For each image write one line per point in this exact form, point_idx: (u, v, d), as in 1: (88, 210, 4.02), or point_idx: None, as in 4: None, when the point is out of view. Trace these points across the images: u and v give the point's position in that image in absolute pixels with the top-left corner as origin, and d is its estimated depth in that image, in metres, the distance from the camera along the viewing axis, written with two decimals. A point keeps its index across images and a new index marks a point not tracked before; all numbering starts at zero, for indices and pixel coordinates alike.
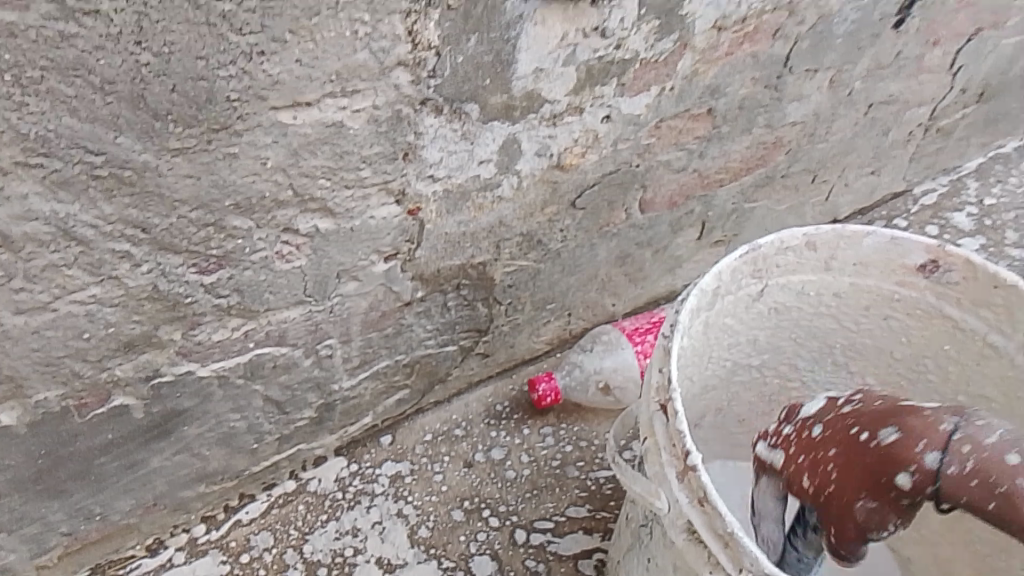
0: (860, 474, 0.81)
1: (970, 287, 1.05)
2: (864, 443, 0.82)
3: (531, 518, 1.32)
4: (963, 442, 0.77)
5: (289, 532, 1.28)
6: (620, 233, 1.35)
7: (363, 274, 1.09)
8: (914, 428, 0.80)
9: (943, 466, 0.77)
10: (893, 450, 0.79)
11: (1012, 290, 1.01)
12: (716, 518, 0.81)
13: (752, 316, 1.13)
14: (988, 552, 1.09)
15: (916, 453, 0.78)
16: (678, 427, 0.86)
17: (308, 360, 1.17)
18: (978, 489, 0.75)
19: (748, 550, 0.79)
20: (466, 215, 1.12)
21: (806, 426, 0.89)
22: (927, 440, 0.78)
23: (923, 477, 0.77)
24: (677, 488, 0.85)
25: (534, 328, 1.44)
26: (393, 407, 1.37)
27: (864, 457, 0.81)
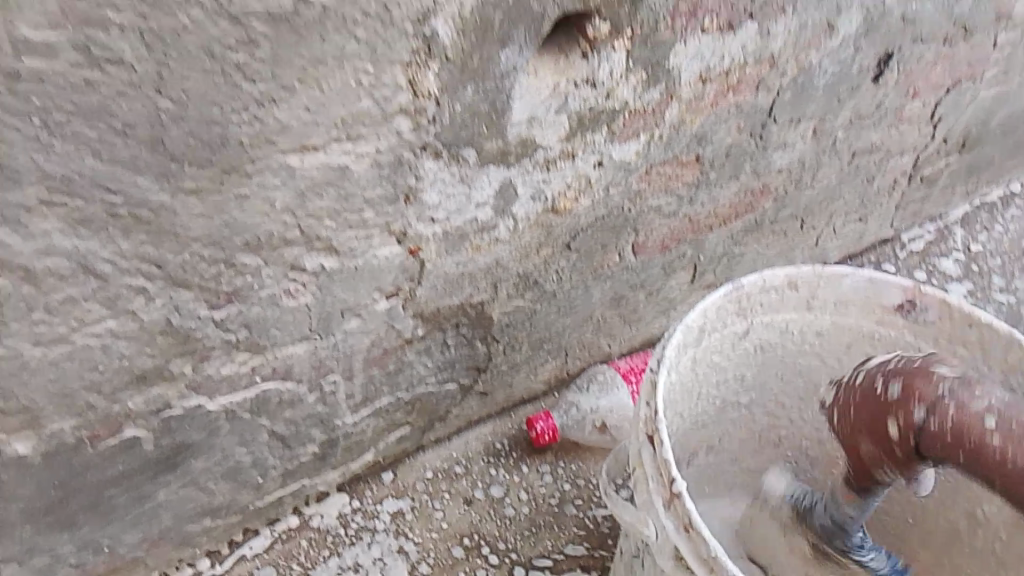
0: (869, 417, 0.92)
1: (946, 326, 1.10)
2: (874, 388, 0.92)
3: (530, 555, 1.36)
4: (948, 400, 0.85)
5: (292, 566, 1.31)
6: (614, 275, 1.40)
7: (366, 311, 1.14)
8: (916, 383, 0.88)
9: (925, 419, 0.86)
10: (894, 401, 0.89)
11: (987, 328, 1.06)
12: (701, 544, 0.85)
13: (737, 353, 1.17)
14: None
15: (908, 406, 0.88)
16: (664, 457, 0.90)
17: (312, 395, 1.21)
18: (947, 444, 0.85)
19: (731, 574, 0.83)
20: (464, 256, 1.18)
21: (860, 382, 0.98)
22: (919, 395, 0.87)
23: (908, 426, 0.88)
24: (664, 516, 0.89)
25: (532, 367, 1.49)
26: (395, 444, 1.42)
27: (873, 404, 0.92)
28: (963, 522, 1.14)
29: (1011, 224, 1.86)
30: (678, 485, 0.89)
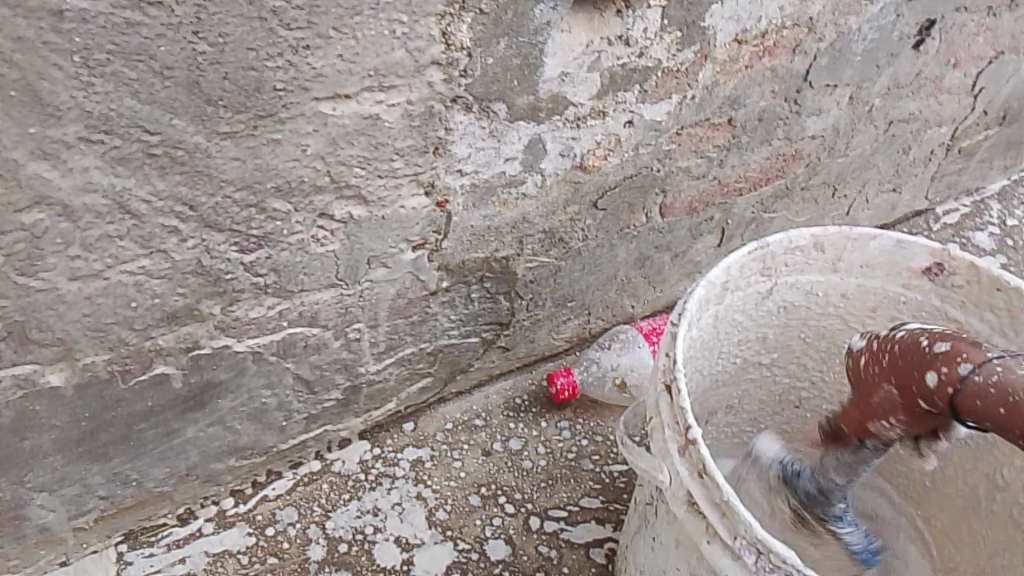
0: (910, 368, 0.89)
1: (973, 291, 1.09)
2: (923, 343, 0.89)
3: (546, 506, 1.38)
4: (996, 362, 0.83)
5: (313, 508, 1.34)
6: (640, 236, 1.41)
7: (392, 261, 1.16)
8: (969, 347, 0.86)
9: (970, 374, 0.83)
10: (937, 355, 0.87)
11: (1013, 292, 1.05)
12: (714, 488, 0.87)
13: (760, 313, 1.18)
14: (991, 554, 1.13)
15: (951, 362, 0.85)
16: (681, 404, 0.91)
17: (338, 342, 1.23)
18: (990, 396, 0.82)
19: (742, 518, 0.84)
20: (491, 211, 1.19)
21: (926, 339, 0.90)
22: (964, 354, 0.85)
23: (946, 380, 0.85)
24: (679, 462, 0.90)
25: (554, 325, 1.50)
26: (417, 394, 1.44)
27: (919, 359, 0.88)
28: (981, 486, 1.15)
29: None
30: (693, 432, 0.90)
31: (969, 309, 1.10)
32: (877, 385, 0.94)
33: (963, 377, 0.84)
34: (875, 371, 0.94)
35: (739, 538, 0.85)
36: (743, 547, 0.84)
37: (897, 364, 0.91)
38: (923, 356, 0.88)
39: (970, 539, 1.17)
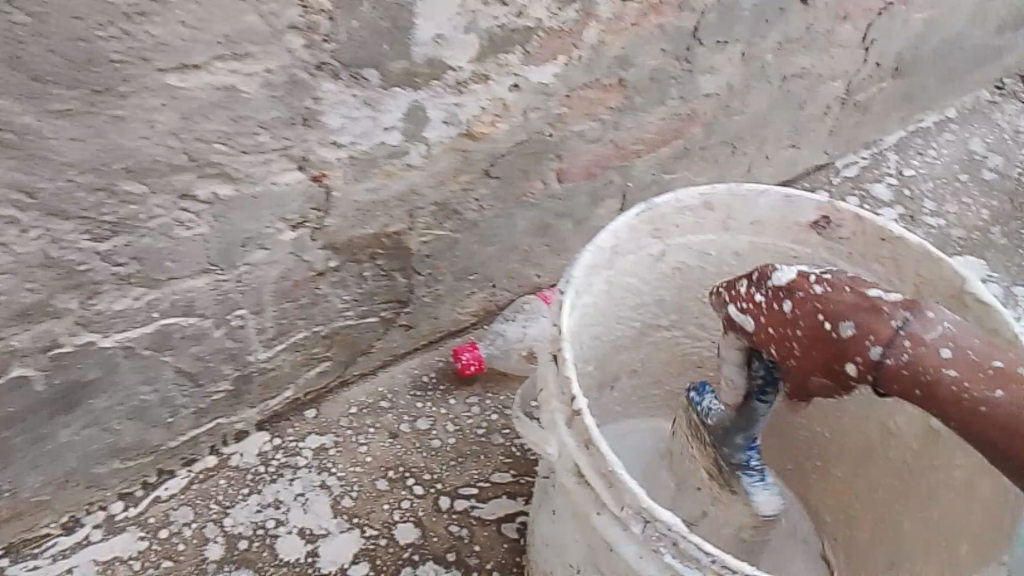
0: (821, 360, 0.85)
1: (858, 243, 1.09)
2: (827, 331, 0.84)
3: (455, 485, 1.33)
4: (903, 339, 0.79)
5: (210, 506, 1.27)
6: (537, 204, 1.36)
7: (270, 242, 1.08)
8: (876, 322, 0.81)
9: (884, 357, 0.80)
10: (848, 344, 0.82)
11: (898, 242, 1.06)
12: (599, 458, 0.82)
13: (655, 276, 1.15)
14: (890, 503, 1.13)
15: (862, 348, 0.81)
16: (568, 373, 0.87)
17: (219, 331, 1.15)
18: (905, 379, 0.79)
19: (628, 487, 0.80)
20: (375, 183, 1.12)
21: (830, 319, 0.84)
22: (874, 334, 0.81)
23: (864, 368, 0.81)
24: (565, 432, 0.86)
25: (456, 299, 1.44)
26: (315, 378, 1.37)
27: (824, 345, 0.84)
28: (874, 436, 1.15)
29: (945, 150, 1.83)
30: (579, 402, 0.86)
31: (855, 261, 1.10)
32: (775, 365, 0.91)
33: (877, 363, 0.80)
34: (777, 354, 0.90)
35: (625, 508, 0.81)
36: (630, 517, 0.81)
37: (805, 351, 0.86)
38: (831, 339, 0.84)
39: (868, 489, 1.17)
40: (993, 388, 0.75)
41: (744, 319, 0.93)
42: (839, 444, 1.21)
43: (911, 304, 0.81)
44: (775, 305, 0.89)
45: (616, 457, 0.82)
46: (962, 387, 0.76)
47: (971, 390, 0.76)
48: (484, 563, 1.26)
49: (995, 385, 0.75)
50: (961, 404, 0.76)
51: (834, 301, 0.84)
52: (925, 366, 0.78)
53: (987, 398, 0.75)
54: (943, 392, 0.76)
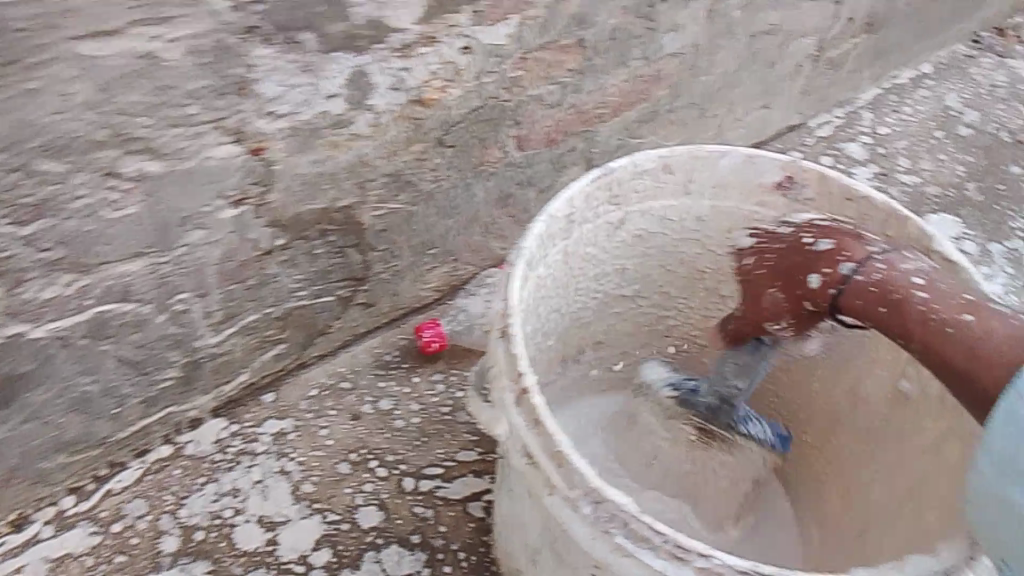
0: (790, 270, 0.96)
1: (825, 203, 1.05)
2: (810, 248, 0.95)
3: (420, 466, 1.28)
4: (879, 262, 0.88)
5: (165, 498, 1.21)
6: (496, 172, 1.30)
7: (209, 220, 1.02)
8: (852, 244, 0.91)
9: (852, 274, 0.89)
10: (821, 256, 0.93)
11: (866, 203, 1.01)
12: (547, 437, 0.77)
13: (616, 245, 1.11)
14: (857, 470, 1.11)
15: (836, 262, 0.90)
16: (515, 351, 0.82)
17: (162, 317, 1.09)
18: (871, 296, 0.86)
19: (578, 466, 0.75)
20: (320, 155, 1.05)
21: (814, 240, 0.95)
22: (848, 253, 0.90)
23: (830, 280, 0.90)
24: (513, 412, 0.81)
25: (418, 275, 1.39)
26: (273, 361, 1.31)
27: (801, 259, 0.95)
28: (848, 405, 1.14)
29: (921, 106, 1.79)
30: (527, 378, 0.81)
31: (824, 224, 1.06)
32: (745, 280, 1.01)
33: (844, 278, 0.89)
34: (753, 269, 1.01)
35: (574, 489, 0.75)
36: (580, 498, 0.75)
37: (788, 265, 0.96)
38: (810, 255, 0.94)
39: (840, 462, 1.15)
40: (962, 312, 0.78)
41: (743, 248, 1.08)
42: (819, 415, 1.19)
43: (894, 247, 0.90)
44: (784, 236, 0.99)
45: (563, 435, 0.77)
46: (933, 310, 0.80)
47: (939, 313, 0.80)
48: (450, 543, 1.21)
49: (965, 312, 0.78)
50: (925, 322, 0.80)
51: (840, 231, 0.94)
52: (894, 286, 0.85)
53: (955, 321, 0.78)
54: (911, 312, 0.82)
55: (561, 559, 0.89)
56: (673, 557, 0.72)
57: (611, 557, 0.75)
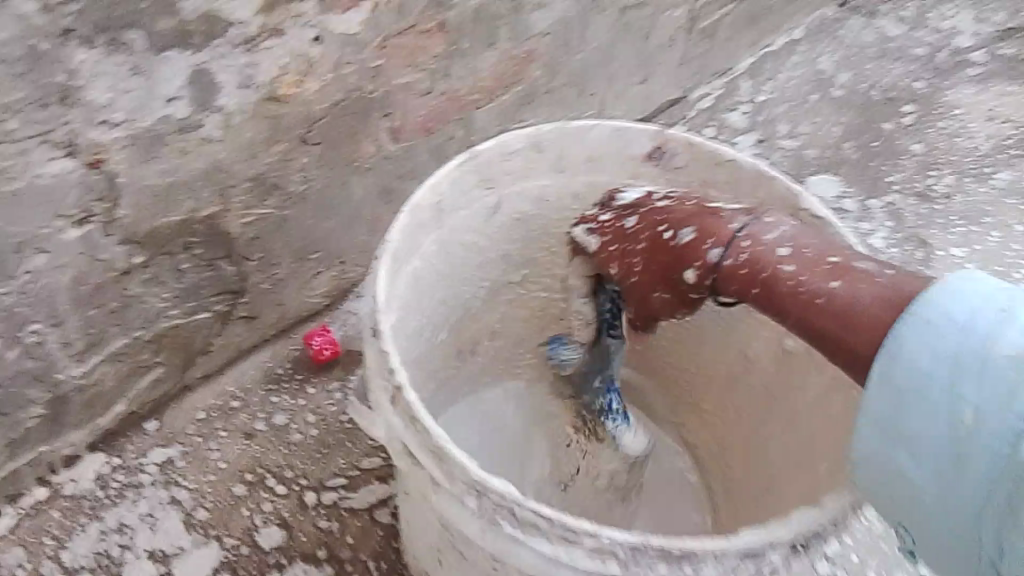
0: (660, 270, 0.88)
1: (696, 170, 1.02)
2: (666, 239, 0.87)
3: (322, 477, 1.22)
4: (743, 240, 0.81)
5: (44, 543, 1.13)
6: (373, 167, 1.23)
7: (51, 244, 0.95)
8: (716, 227, 0.84)
9: (722, 260, 0.82)
10: (685, 247, 0.85)
11: (733, 167, 0.99)
12: (424, 432, 0.78)
13: (493, 228, 1.06)
14: (759, 433, 1.08)
15: (702, 250, 0.83)
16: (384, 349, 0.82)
17: (13, 352, 1.02)
18: (743, 279, 0.80)
19: (457, 459, 0.76)
20: (169, 163, 0.98)
21: (665, 227, 0.88)
22: (715, 237, 0.83)
23: (703, 271, 0.83)
24: (391, 415, 0.81)
25: (303, 281, 1.29)
26: (149, 390, 1.21)
27: (665, 254, 0.87)
28: (733, 364, 1.11)
29: (797, 71, 1.76)
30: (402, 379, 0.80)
31: (697, 187, 1.03)
32: (623, 281, 0.93)
33: (716, 265, 0.82)
34: (624, 270, 0.93)
35: (455, 482, 0.76)
36: (462, 492, 0.76)
37: (645, 265, 0.90)
38: (670, 249, 0.86)
39: (738, 422, 1.12)
40: (829, 279, 0.72)
41: (590, 240, 0.98)
42: (705, 379, 1.15)
43: (753, 212, 0.84)
44: (619, 222, 0.94)
45: (439, 430, 0.78)
46: (799, 283, 0.74)
47: (805, 282, 0.74)
48: (358, 554, 1.16)
49: (833, 278, 0.72)
50: (797, 300, 0.74)
51: (673, 213, 0.89)
52: (761, 262, 0.79)
53: (823, 290, 0.72)
54: (780, 287, 0.75)
55: (465, 551, 0.89)
56: (563, 540, 0.73)
57: (502, 545, 0.76)
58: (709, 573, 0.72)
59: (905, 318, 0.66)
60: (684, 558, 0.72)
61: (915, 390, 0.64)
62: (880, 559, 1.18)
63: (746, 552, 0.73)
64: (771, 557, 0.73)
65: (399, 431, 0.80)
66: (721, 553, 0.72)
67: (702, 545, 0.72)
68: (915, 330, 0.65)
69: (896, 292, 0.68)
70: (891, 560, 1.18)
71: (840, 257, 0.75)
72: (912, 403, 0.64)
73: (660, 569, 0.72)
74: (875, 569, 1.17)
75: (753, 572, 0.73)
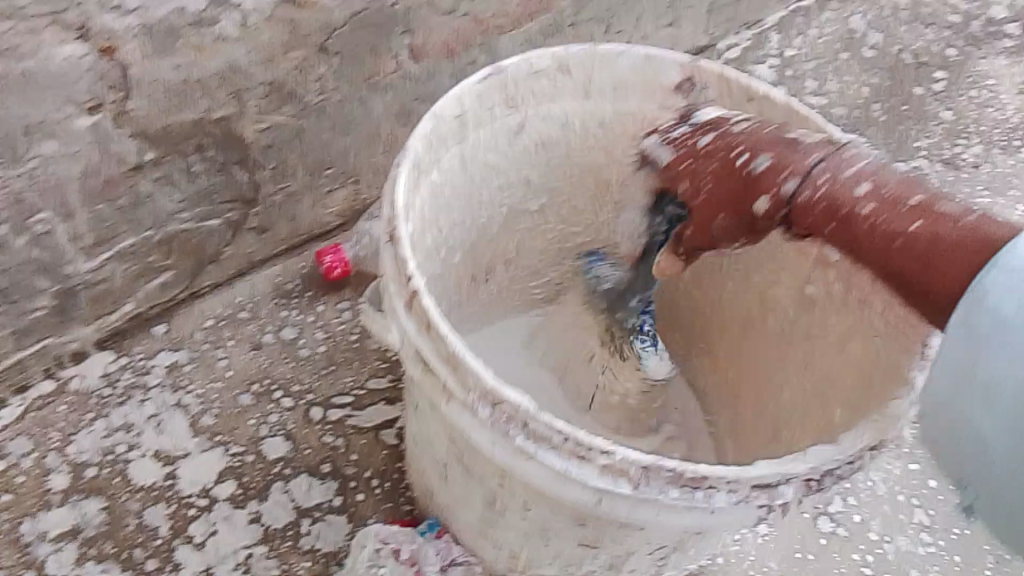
0: (730, 195, 0.81)
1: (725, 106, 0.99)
2: (738, 166, 0.80)
3: (329, 394, 1.21)
4: (823, 172, 0.76)
5: (50, 436, 1.14)
6: (394, 86, 1.21)
7: (62, 130, 0.95)
8: (793, 159, 0.78)
9: (800, 191, 0.76)
10: (761, 176, 0.79)
11: (765, 103, 0.96)
12: (439, 339, 0.68)
13: (515, 152, 1.04)
14: (774, 383, 1.06)
15: (780, 181, 0.77)
16: (402, 253, 0.71)
17: (22, 240, 1.02)
18: (821, 213, 0.75)
19: (472, 368, 0.66)
20: (184, 58, 0.98)
21: (742, 153, 0.81)
22: (790, 168, 0.77)
23: (778, 202, 0.77)
24: (403, 318, 0.70)
25: (317, 197, 1.28)
26: (158, 292, 1.21)
27: (738, 180, 0.80)
28: (755, 312, 1.09)
29: (827, 28, 1.73)
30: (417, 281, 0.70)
31: None
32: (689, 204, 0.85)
33: (792, 196, 0.77)
34: (691, 191, 0.85)
35: (468, 392, 0.67)
36: (475, 402, 0.67)
37: (717, 187, 0.82)
38: (745, 176, 0.80)
39: (755, 372, 1.10)
40: (911, 221, 0.69)
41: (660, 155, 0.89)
42: (720, 323, 1.14)
43: (830, 143, 0.78)
44: (696, 140, 0.86)
45: (456, 336, 0.67)
46: (879, 223, 0.70)
47: (887, 225, 0.70)
48: (362, 472, 1.16)
49: (912, 219, 0.69)
50: (875, 244, 0.70)
51: (756, 136, 0.81)
52: (843, 199, 0.74)
53: (906, 236, 0.68)
54: (858, 226, 0.71)
55: (473, 472, 0.80)
56: (573, 455, 0.65)
57: (514, 462, 0.67)
58: (721, 500, 0.66)
59: (997, 266, 0.62)
60: (699, 484, 0.66)
61: (981, 329, 0.61)
62: (884, 521, 1.16)
63: (759, 482, 0.67)
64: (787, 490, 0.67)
65: (412, 337, 0.70)
66: (736, 479, 0.66)
67: (720, 471, 0.66)
68: (1005, 275, 0.61)
69: (976, 233, 0.65)
70: (896, 524, 1.16)
71: (920, 197, 0.70)
72: (983, 348, 0.61)
73: (673, 494, 0.66)
74: (878, 531, 1.15)
75: (764, 502, 0.68)
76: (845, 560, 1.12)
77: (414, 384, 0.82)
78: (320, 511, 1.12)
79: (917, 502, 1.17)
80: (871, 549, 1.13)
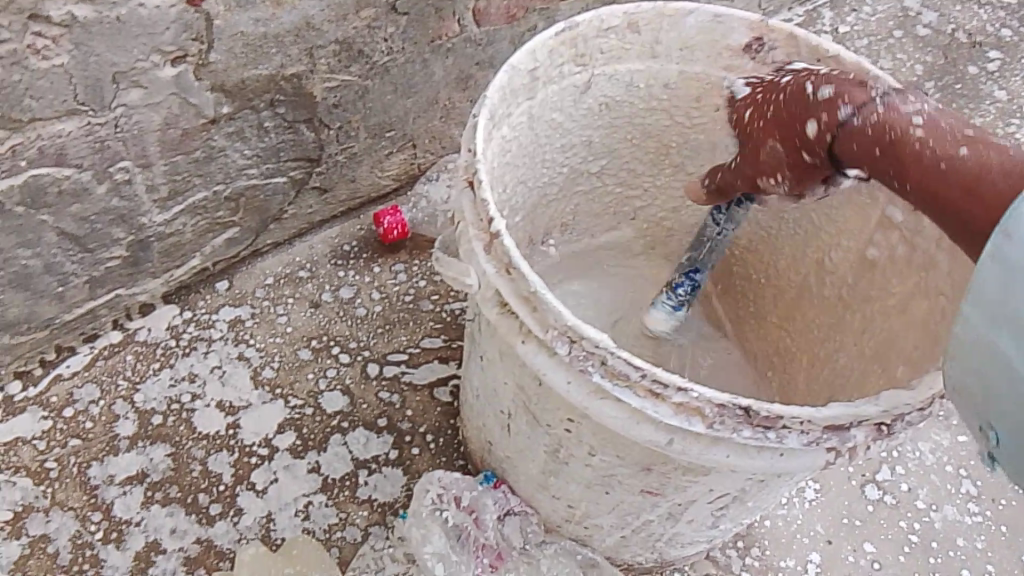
0: (789, 119, 0.77)
1: None
2: (805, 91, 0.76)
3: (384, 352, 1.24)
4: (878, 105, 0.70)
5: (117, 383, 1.17)
6: (456, 49, 1.23)
7: (147, 79, 0.98)
8: (856, 89, 0.73)
9: (851, 119, 0.71)
10: (821, 102, 0.74)
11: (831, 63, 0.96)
12: (520, 279, 0.70)
13: (580, 112, 1.06)
14: (825, 342, 1.08)
15: (835, 108, 0.72)
16: (483, 195, 0.73)
17: (102, 187, 1.05)
18: (868, 141, 0.70)
19: (552, 306, 0.69)
20: (262, 13, 1.00)
21: (810, 80, 0.77)
22: (848, 98, 0.72)
23: (826, 127, 0.73)
24: (483, 259, 0.73)
25: (376, 159, 1.30)
26: (223, 248, 1.24)
27: (799, 106, 0.76)
28: (809, 276, 1.11)
29: (881, 5, 1.73)
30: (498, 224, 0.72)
31: None
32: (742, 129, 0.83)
33: (842, 123, 0.71)
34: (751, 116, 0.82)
35: (549, 331, 0.69)
36: (555, 339, 0.69)
37: (775, 113, 0.79)
38: (805, 100, 0.76)
39: (805, 333, 1.12)
40: (960, 146, 0.63)
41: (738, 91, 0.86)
42: (774, 287, 1.16)
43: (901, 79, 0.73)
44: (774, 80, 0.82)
45: (537, 276, 0.69)
46: (926, 146, 0.65)
47: (932, 149, 0.65)
48: (417, 427, 1.18)
49: (960, 144, 0.64)
50: (919, 163, 0.65)
51: (830, 74, 0.77)
52: (891, 127, 0.69)
53: (950, 155, 0.63)
54: (907, 149, 0.66)
55: (537, 416, 0.82)
56: (649, 393, 0.67)
57: (588, 400, 0.70)
58: (792, 441, 0.68)
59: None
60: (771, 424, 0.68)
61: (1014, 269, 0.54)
62: (930, 491, 1.16)
63: (830, 424, 0.69)
64: (857, 433, 0.70)
65: (492, 278, 0.72)
66: (809, 419, 0.68)
67: (794, 411, 0.67)
68: None
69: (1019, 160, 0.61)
70: (942, 493, 1.16)
71: (976, 129, 0.65)
72: (1015, 287, 0.55)
73: (745, 434, 0.68)
74: (925, 500, 1.15)
75: (833, 444, 0.70)
76: (892, 527, 1.13)
77: (482, 327, 0.84)
78: (377, 463, 1.15)
79: (963, 473, 1.18)
80: (918, 518, 1.14)
